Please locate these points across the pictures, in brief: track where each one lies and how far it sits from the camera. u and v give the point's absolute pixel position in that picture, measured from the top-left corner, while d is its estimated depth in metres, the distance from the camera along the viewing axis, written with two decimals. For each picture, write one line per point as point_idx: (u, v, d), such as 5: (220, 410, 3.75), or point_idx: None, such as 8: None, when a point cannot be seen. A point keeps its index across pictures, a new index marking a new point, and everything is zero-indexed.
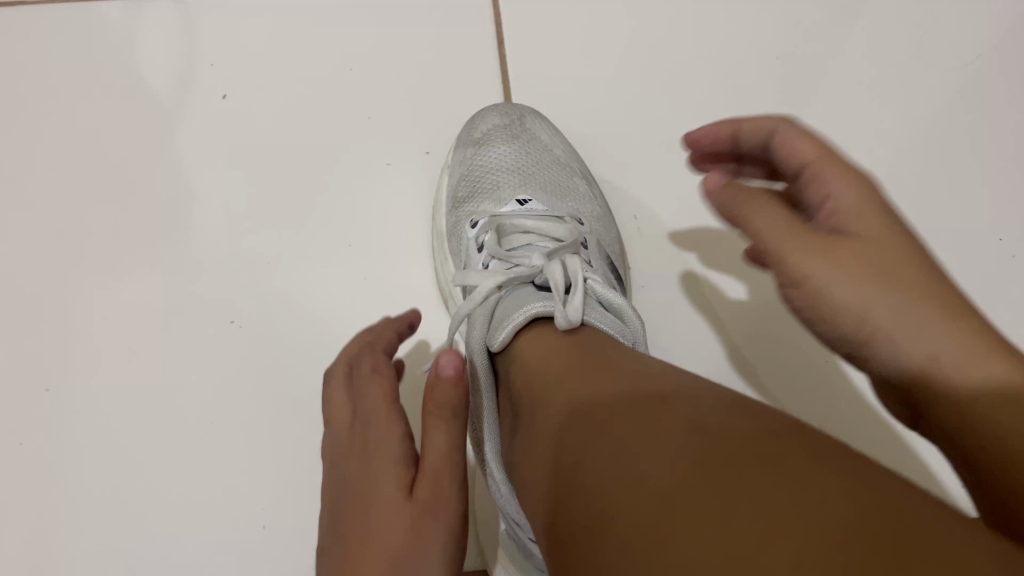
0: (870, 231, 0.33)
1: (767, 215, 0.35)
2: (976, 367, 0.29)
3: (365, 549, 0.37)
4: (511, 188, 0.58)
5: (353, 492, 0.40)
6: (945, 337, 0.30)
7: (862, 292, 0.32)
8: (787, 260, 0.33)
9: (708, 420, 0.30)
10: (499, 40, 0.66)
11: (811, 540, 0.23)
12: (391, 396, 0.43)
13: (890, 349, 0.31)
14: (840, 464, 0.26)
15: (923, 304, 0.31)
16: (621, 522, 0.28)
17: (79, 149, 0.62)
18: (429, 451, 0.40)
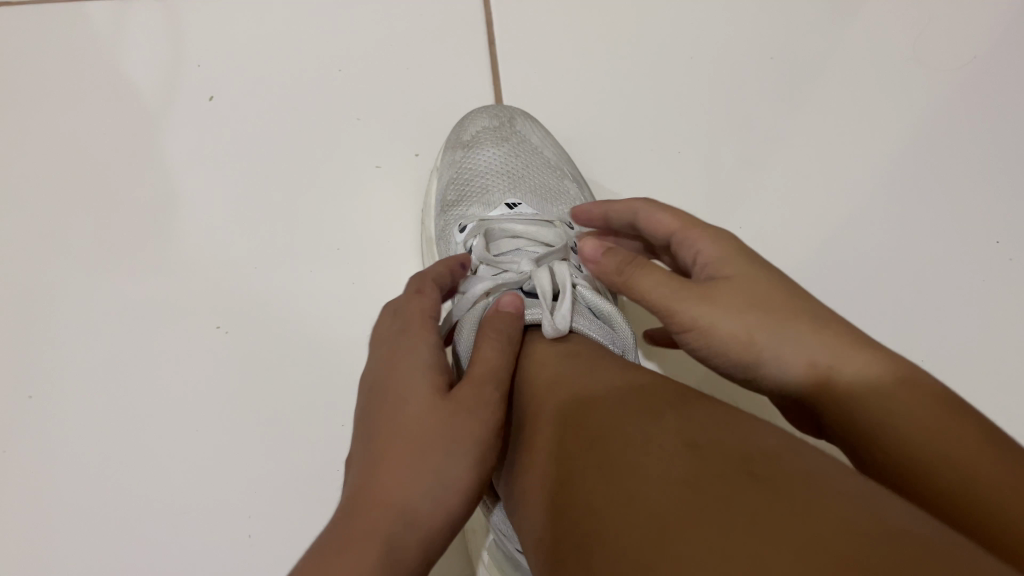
0: (737, 271, 0.36)
1: (646, 278, 0.37)
2: (849, 366, 0.33)
3: (394, 460, 0.33)
4: (500, 192, 0.57)
5: (385, 402, 0.36)
6: (821, 342, 0.33)
7: (743, 326, 0.35)
8: (673, 309, 0.36)
9: (699, 432, 0.29)
10: (490, 40, 0.65)
11: (815, 545, 0.22)
12: (433, 314, 0.39)
13: (778, 368, 0.34)
14: (834, 480, 0.25)
15: (798, 323, 0.34)
16: (614, 531, 0.26)
17: (65, 151, 0.61)
18: (480, 365, 0.37)
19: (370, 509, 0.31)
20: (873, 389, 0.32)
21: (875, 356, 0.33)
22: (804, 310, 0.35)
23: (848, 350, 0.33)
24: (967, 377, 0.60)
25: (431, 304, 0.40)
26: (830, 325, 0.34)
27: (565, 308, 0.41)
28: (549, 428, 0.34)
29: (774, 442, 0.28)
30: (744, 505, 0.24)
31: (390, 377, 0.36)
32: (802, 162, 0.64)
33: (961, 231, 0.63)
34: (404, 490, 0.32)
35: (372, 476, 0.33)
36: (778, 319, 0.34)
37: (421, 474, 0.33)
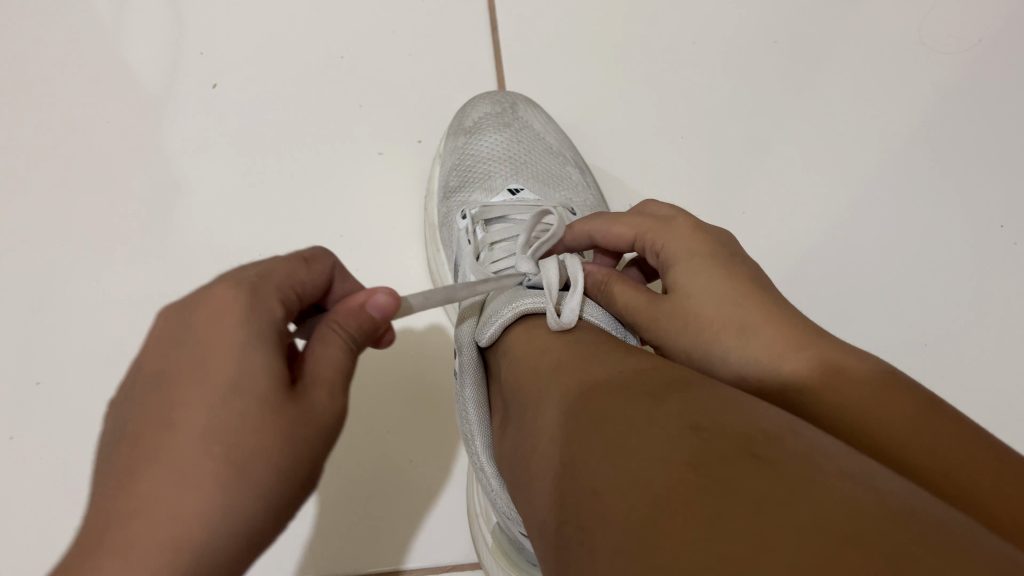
0: (680, 282, 0.39)
1: (616, 294, 0.43)
2: (766, 374, 0.34)
3: (163, 479, 0.24)
4: (502, 177, 0.58)
5: (176, 388, 0.26)
6: (750, 349, 0.35)
7: (682, 343, 0.39)
8: (639, 324, 0.41)
9: (702, 418, 0.29)
10: (493, 26, 0.64)
11: (808, 534, 0.21)
12: (293, 286, 0.31)
13: (716, 374, 0.38)
14: (841, 465, 0.25)
15: (719, 335, 0.37)
16: (616, 515, 0.26)
17: (69, 140, 0.61)
18: (320, 370, 0.29)
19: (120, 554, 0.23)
20: (799, 385, 0.33)
21: (798, 357, 0.34)
22: (740, 316, 0.37)
23: (773, 355, 0.34)
24: (972, 360, 0.60)
25: (305, 277, 0.32)
26: (758, 334, 0.35)
27: (575, 299, 0.40)
28: (552, 412, 0.34)
29: (779, 426, 0.28)
30: (747, 484, 0.24)
31: (192, 348, 0.27)
32: (806, 147, 0.64)
33: (966, 215, 0.63)
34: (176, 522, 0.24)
35: (131, 494, 0.24)
36: (711, 333, 0.37)
37: (204, 493, 0.24)
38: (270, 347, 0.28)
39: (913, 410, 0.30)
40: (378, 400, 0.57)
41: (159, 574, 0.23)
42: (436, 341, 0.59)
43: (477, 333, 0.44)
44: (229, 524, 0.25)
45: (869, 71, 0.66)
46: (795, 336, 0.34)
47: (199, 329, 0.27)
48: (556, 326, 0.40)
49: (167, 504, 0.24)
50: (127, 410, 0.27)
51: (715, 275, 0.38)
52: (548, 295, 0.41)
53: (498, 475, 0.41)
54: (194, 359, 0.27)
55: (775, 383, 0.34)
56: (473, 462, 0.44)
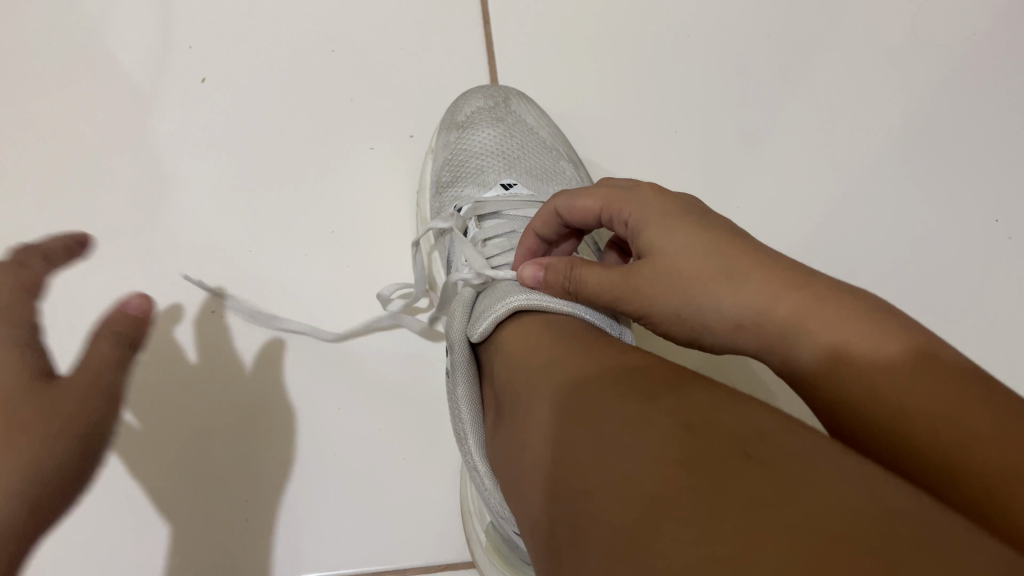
0: (656, 244, 0.37)
1: (584, 276, 0.39)
2: (775, 319, 0.32)
3: None
4: (495, 171, 0.58)
5: None
6: (744, 302, 0.33)
7: (676, 307, 0.36)
8: (622, 302, 0.38)
9: (695, 417, 0.28)
10: (486, 19, 0.64)
11: (798, 538, 0.21)
12: (27, 284, 0.36)
13: (723, 332, 0.35)
14: (834, 463, 0.25)
15: (716, 286, 0.34)
16: (608, 516, 0.26)
17: (54, 133, 0.60)
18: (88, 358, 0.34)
19: None
20: (803, 330, 0.32)
21: (794, 301, 0.32)
22: (726, 267, 0.34)
23: (767, 303, 0.33)
24: (969, 353, 0.60)
25: (32, 276, 0.37)
26: (752, 276, 0.33)
27: (528, 340, 0.40)
28: (539, 412, 0.34)
29: (774, 425, 0.27)
30: (740, 483, 0.24)
31: None
32: (801, 141, 0.64)
33: (960, 208, 0.63)
34: None
35: None
36: (703, 291, 0.34)
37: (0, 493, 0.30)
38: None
39: (923, 380, 0.29)
40: (162, 433, 0.56)
41: None
42: (224, 327, 0.57)
43: (469, 330, 0.43)
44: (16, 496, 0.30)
45: (865, 64, 0.65)
46: (790, 276, 0.33)
47: None
48: (555, 338, 0.39)
49: None
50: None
51: (690, 232, 0.36)
52: (510, 340, 0.41)
53: (493, 475, 0.40)
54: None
55: (778, 331, 0.32)
56: (464, 457, 0.43)
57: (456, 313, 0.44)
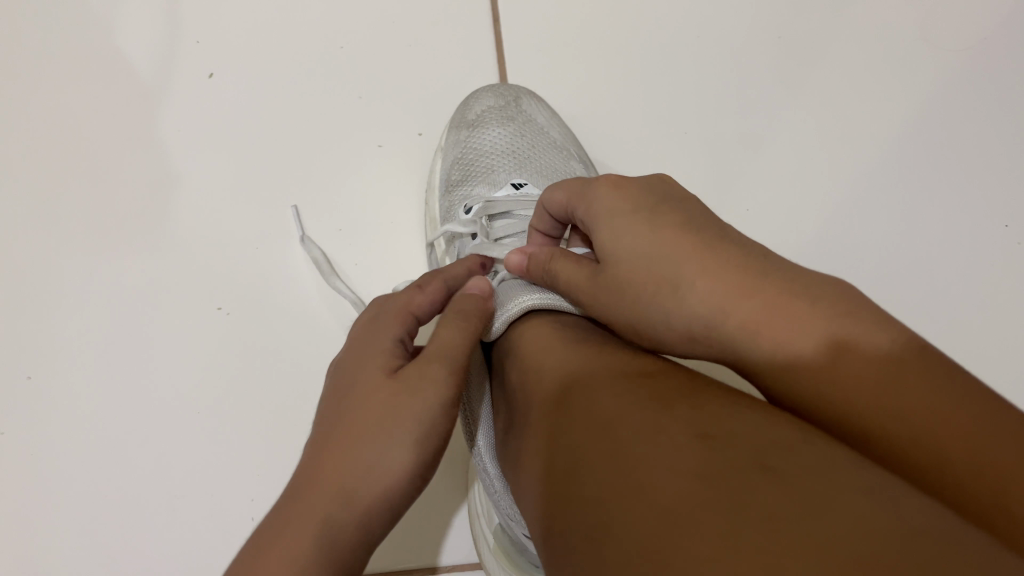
0: (613, 246, 0.37)
1: (558, 271, 0.40)
2: (730, 326, 0.32)
3: (332, 460, 0.32)
4: (506, 171, 0.57)
5: (337, 397, 0.36)
6: (694, 307, 0.33)
7: (636, 312, 0.36)
8: (587, 302, 0.38)
9: (712, 428, 0.28)
10: (494, 17, 0.64)
11: (821, 557, 0.21)
12: (416, 305, 0.39)
13: (683, 337, 0.35)
14: (858, 477, 0.24)
15: (672, 291, 0.34)
16: (624, 526, 0.26)
17: (64, 129, 0.60)
18: (436, 344, 0.36)
19: (303, 500, 0.31)
20: (763, 337, 0.31)
21: (753, 305, 0.31)
22: (680, 270, 0.34)
23: (716, 309, 0.33)
24: (978, 359, 0.59)
25: (426, 300, 0.40)
26: (708, 280, 0.33)
27: (544, 336, 0.40)
28: (548, 418, 0.34)
29: (794, 435, 0.27)
30: (761, 497, 0.24)
31: (342, 390, 0.36)
32: (810, 143, 0.63)
33: (964, 214, 0.62)
34: (329, 487, 0.31)
35: (311, 480, 0.32)
36: (655, 296, 0.35)
37: (357, 463, 0.32)
38: (386, 364, 0.36)
39: (913, 387, 0.28)
40: None
41: (348, 491, 0.31)
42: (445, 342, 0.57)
43: None
44: (378, 476, 0.32)
45: (874, 66, 0.65)
46: (747, 277, 0.32)
47: (343, 371, 0.37)
48: (561, 338, 0.39)
49: (326, 477, 0.32)
50: (327, 417, 0.35)
51: (644, 229, 0.36)
52: (525, 334, 0.41)
53: (504, 477, 0.40)
54: (342, 401, 0.35)
55: (731, 338, 0.32)
56: (473, 460, 0.42)
57: None
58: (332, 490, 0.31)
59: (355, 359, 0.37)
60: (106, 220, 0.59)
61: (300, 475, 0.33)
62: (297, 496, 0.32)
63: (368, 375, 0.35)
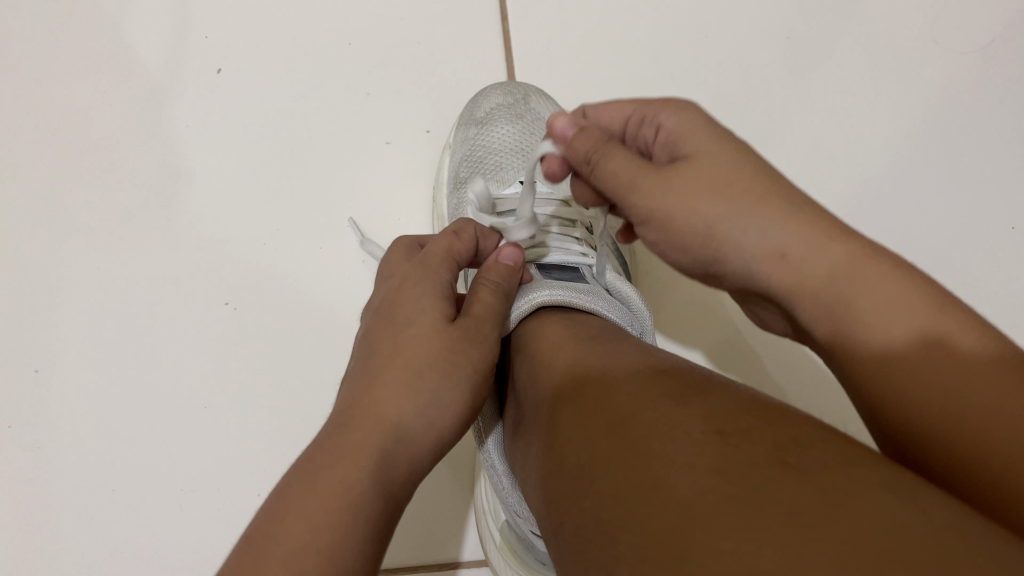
0: (700, 153, 0.34)
1: (614, 156, 0.35)
2: (816, 259, 0.30)
3: (386, 387, 0.33)
4: (515, 170, 0.56)
5: (383, 329, 0.37)
6: (787, 236, 0.31)
7: (700, 219, 0.33)
8: (638, 197, 0.34)
9: (727, 424, 0.28)
10: (503, 14, 0.64)
11: (844, 554, 0.21)
12: (457, 253, 0.41)
13: (737, 261, 0.33)
14: (874, 473, 0.24)
15: (757, 210, 0.32)
16: (640, 521, 0.26)
17: (74, 122, 0.60)
18: (479, 306, 0.39)
19: (361, 420, 0.32)
20: (845, 285, 0.30)
21: (841, 250, 0.30)
22: (772, 196, 0.32)
23: (816, 246, 0.30)
24: None
25: (462, 250, 0.41)
26: (796, 217, 0.31)
27: (553, 334, 0.40)
28: (562, 412, 0.34)
29: (808, 432, 0.27)
30: (778, 493, 0.24)
31: (393, 324, 0.37)
32: (818, 143, 0.63)
33: (966, 218, 0.62)
34: (386, 411, 0.33)
35: (366, 403, 0.33)
36: (731, 222, 0.32)
37: (413, 394, 0.34)
38: (437, 308, 0.38)
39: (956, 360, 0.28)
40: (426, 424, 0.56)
41: (402, 417, 0.33)
42: None
43: None
44: (429, 410, 0.34)
45: (881, 68, 0.65)
46: (836, 227, 0.31)
47: (388, 306, 0.38)
48: (572, 334, 0.39)
49: (381, 401, 0.33)
50: (371, 351, 0.36)
51: (739, 150, 0.34)
52: (535, 330, 0.41)
53: (512, 474, 0.40)
54: (391, 336, 0.36)
55: (813, 278, 0.31)
56: (482, 456, 0.43)
57: None
58: (388, 417, 0.32)
59: (403, 297, 0.38)
60: (113, 214, 0.59)
61: (346, 401, 0.34)
62: (349, 418, 0.32)
63: (419, 316, 0.37)
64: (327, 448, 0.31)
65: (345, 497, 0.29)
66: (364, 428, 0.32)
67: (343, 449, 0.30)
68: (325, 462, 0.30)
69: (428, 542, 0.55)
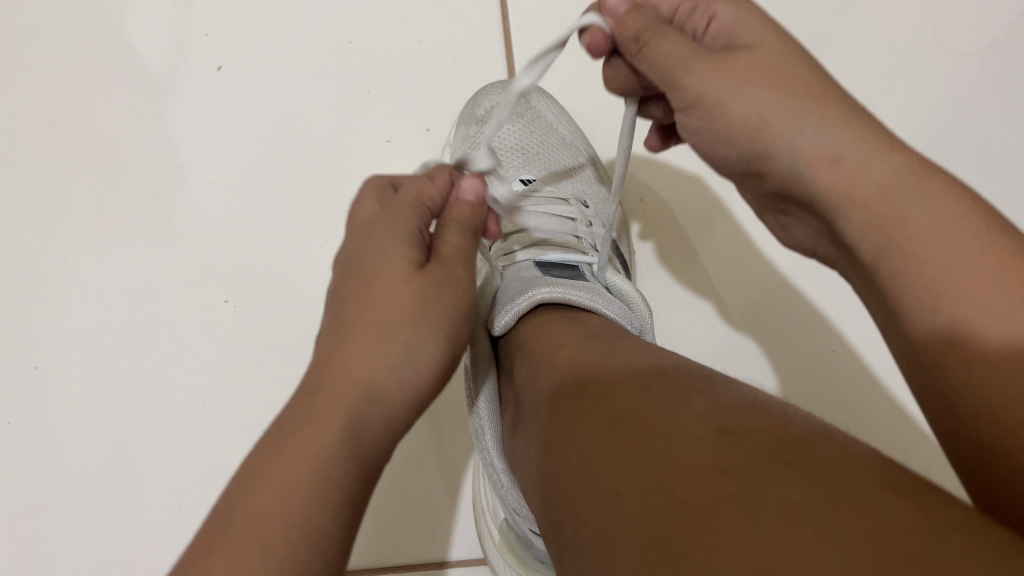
0: (760, 44, 0.34)
1: (665, 36, 0.35)
2: (871, 162, 0.31)
3: (351, 359, 0.32)
4: (516, 168, 0.56)
5: (353, 284, 0.35)
6: (842, 136, 0.32)
7: (751, 107, 0.33)
8: (687, 82, 0.35)
9: (728, 422, 0.28)
10: (504, 13, 0.63)
11: (844, 553, 0.21)
12: (430, 198, 0.38)
13: (787, 157, 0.33)
14: (875, 471, 0.24)
15: (815, 108, 0.32)
16: (640, 520, 0.26)
17: (74, 120, 0.60)
18: (449, 256, 0.36)
19: (324, 397, 0.31)
20: (893, 191, 0.31)
21: (897, 161, 0.31)
22: (830, 98, 0.33)
23: (872, 151, 0.31)
24: None
25: (436, 194, 0.39)
26: (854, 126, 0.32)
27: (555, 331, 0.40)
28: (563, 408, 0.34)
29: (808, 430, 0.27)
30: (778, 492, 0.24)
31: (361, 280, 0.35)
32: None
33: None
34: (347, 387, 0.31)
35: (329, 376, 0.32)
36: (785, 120, 0.33)
37: (377, 364, 0.32)
38: (406, 257, 0.36)
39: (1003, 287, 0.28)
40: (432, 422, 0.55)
41: (366, 389, 0.32)
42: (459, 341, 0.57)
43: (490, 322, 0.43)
44: (396, 380, 0.32)
45: (882, 68, 0.65)
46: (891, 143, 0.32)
47: (357, 257, 0.36)
48: (575, 333, 0.39)
49: (344, 374, 0.32)
50: (341, 311, 0.35)
51: (799, 52, 0.34)
52: (535, 326, 0.41)
53: (511, 472, 0.40)
54: (359, 295, 0.35)
55: (863, 186, 0.31)
56: (481, 455, 0.43)
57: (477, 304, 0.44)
58: (352, 390, 0.31)
59: (370, 248, 0.36)
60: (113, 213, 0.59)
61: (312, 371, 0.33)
62: (314, 392, 0.31)
63: (387, 268, 0.35)
64: (290, 429, 0.30)
65: (319, 472, 0.29)
66: (325, 405, 0.31)
67: (302, 432, 0.30)
68: (283, 449, 0.29)
69: (415, 541, 0.54)
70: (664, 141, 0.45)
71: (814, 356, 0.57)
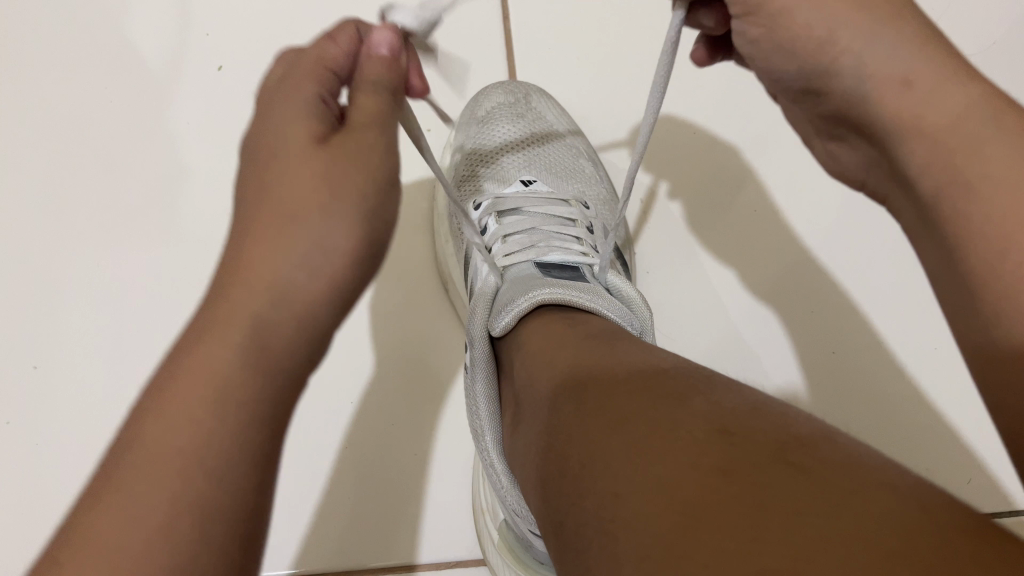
0: None
1: None
2: (944, 87, 0.32)
3: (244, 282, 0.30)
4: (516, 169, 0.57)
5: (256, 175, 0.33)
6: (916, 59, 0.32)
7: (818, 20, 0.34)
8: None
9: (730, 423, 0.28)
10: (505, 14, 0.64)
11: (851, 553, 0.21)
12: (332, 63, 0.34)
13: (852, 71, 0.33)
14: (880, 473, 0.24)
15: (887, 24, 0.33)
16: (641, 520, 0.26)
17: (75, 120, 0.60)
18: (356, 109, 0.33)
19: (217, 328, 0.29)
20: (961, 116, 0.31)
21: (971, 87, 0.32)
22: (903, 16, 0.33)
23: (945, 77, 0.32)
24: None
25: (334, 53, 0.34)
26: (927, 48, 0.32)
27: (557, 330, 0.40)
28: (565, 408, 0.34)
29: (810, 432, 0.27)
30: (781, 492, 0.24)
31: (265, 167, 0.32)
32: None
33: None
34: (241, 316, 0.29)
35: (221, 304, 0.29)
36: (855, 34, 0.33)
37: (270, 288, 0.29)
38: (306, 123, 0.33)
39: None
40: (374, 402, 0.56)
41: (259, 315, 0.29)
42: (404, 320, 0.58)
43: (490, 323, 0.43)
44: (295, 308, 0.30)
45: None
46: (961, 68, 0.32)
47: (262, 140, 0.33)
48: (579, 333, 0.39)
49: (238, 297, 0.29)
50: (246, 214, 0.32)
51: None
52: (536, 325, 0.41)
53: (511, 474, 0.40)
54: (262, 185, 0.32)
55: (933, 104, 0.32)
56: (482, 456, 0.43)
57: (478, 306, 0.44)
58: (245, 315, 0.29)
59: (273, 128, 0.33)
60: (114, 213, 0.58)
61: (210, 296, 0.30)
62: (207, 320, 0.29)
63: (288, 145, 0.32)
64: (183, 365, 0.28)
65: (228, 425, 0.27)
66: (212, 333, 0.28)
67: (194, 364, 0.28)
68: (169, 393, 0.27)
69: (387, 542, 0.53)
70: (711, 54, 0.42)
71: (816, 357, 0.57)
